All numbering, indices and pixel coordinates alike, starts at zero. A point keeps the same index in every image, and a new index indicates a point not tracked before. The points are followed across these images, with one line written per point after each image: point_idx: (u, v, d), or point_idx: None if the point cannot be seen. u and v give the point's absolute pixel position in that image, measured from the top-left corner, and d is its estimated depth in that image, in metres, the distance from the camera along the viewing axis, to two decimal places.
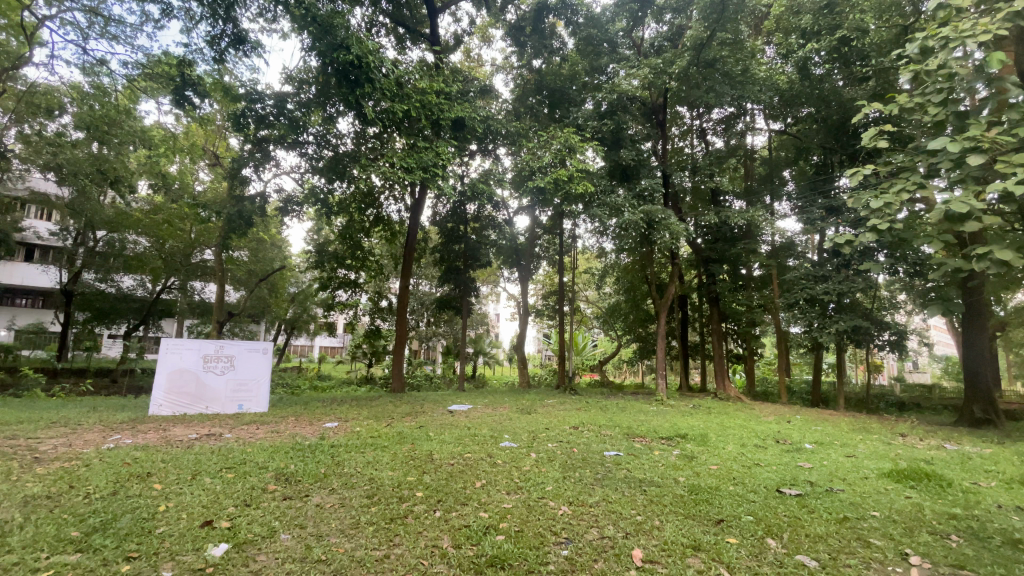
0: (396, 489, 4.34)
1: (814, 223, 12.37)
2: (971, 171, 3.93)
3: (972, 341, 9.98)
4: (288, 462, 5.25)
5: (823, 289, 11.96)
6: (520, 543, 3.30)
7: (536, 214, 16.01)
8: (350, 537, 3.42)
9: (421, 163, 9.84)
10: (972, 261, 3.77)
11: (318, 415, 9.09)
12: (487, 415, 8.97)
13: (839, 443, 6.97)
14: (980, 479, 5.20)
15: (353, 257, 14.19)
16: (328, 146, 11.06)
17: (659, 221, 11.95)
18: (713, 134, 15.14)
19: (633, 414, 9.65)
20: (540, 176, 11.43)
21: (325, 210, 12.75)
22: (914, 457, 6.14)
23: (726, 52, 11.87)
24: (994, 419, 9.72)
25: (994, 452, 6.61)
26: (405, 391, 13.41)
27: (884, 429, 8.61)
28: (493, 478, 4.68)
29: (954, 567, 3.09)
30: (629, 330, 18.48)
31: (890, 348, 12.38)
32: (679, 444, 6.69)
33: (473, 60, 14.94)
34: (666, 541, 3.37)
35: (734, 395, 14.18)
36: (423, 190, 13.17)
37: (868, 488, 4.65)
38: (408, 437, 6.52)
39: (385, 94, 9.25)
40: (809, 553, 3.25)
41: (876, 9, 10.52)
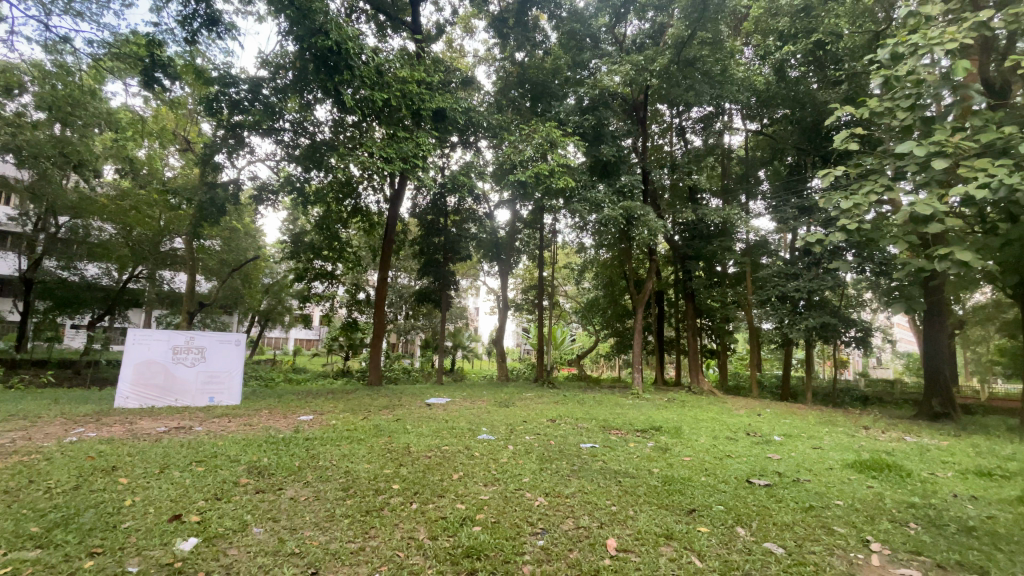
0: (373, 481, 4.32)
1: (787, 222, 12.68)
2: (936, 174, 4.09)
3: (931, 338, 10.43)
4: (261, 455, 5.17)
5: (794, 287, 12.33)
6: (496, 533, 3.31)
7: (517, 208, 16.03)
8: (325, 529, 3.39)
9: (401, 154, 9.72)
10: (934, 261, 3.97)
11: (293, 408, 8.94)
12: (466, 408, 8.98)
13: (807, 435, 7.20)
14: (937, 469, 5.46)
15: (330, 248, 13.95)
16: (305, 134, 10.93)
17: (638, 217, 12.09)
18: (692, 132, 15.35)
19: (610, 407, 9.80)
20: (520, 169, 11.44)
21: (301, 199, 12.45)
22: (876, 449, 6.40)
23: (706, 51, 12.08)
24: (952, 412, 10.10)
25: (951, 444, 6.93)
26: (381, 384, 13.32)
27: (848, 422, 8.95)
28: (471, 470, 4.68)
29: (912, 553, 3.24)
30: (607, 325, 18.71)
31: (856, 344, 12.81)
32: (654, 436, 6.82)
33: (455, 51, 14.76)
34: (640, 530, 3.44)
35: (707, 388, 14.52)
36: (404, 181, 12.99)
37: (833, 478, 4.83)
38: (385, 430, 6.47)
39: (364, 81, 9.12)
40: (776, 540, 3.37)
41: (849, 15, 10.47)
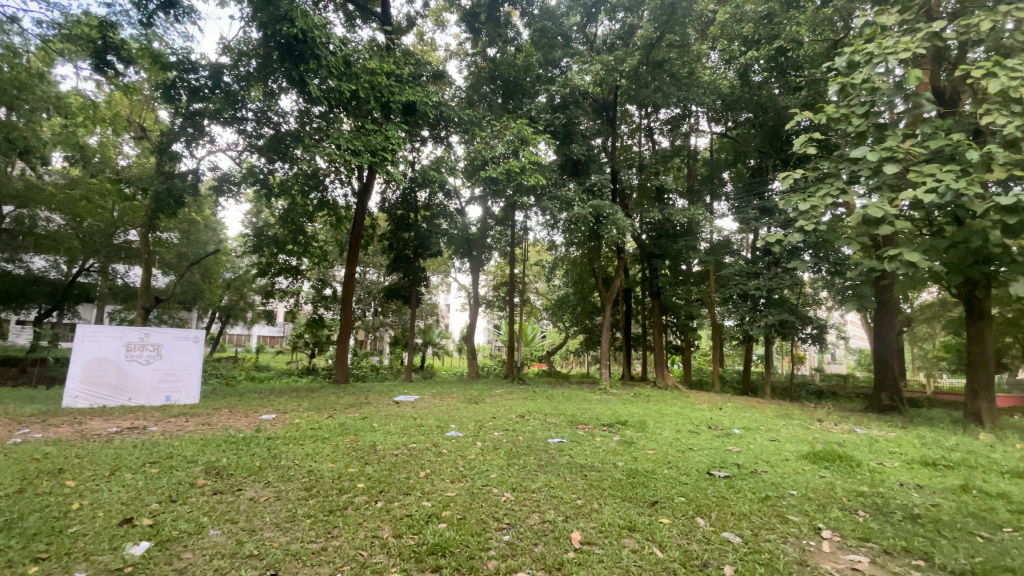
0: (337, 480, 4.23)
1: (749, 223, 13.11)
2: (886, 179, 4.41)
3: (880, 335, 10.98)
4: (219, 456, 4.98)
5: (754, 285, 12.75)
6: (462, 530, 3.31)
7: (488, 205, 15.99)
8: (286, 530, 3.31)
9: (369, 147, 9.55)
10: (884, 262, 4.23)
11: (254, 406, 8.67)
12: (435, 405, 8.91)
13: (765, 428, 7.48)
14: (886, 459, 5.76)
15: (294, 242, 13.60)
16: (269, 124, 10.58)
17: (607, 216, 12.25)
18: (660, 134, 15.66)
19: (577, 403, 9.93)
20: (492, 166, 11.41)
21: (265, 191, 12.07)
22: (829, 441, 6.71)
23: (674, 54, 12.33)
24: (899, 406, 10.57)
25: (898, 436, 7.32)
26: (348, 382, 13.07)
27: (804, 416, 9.33)
28: (438, 467, 4.65)
29: (860, 540, 3.42)
30: (576, 322, 18.92)
31: (812, 341, 13.34)
32: (619, 430, 6.95)
33: (426, 44, 14.57)
34: (604, 523, 3.49)
35: (672, 384, 14.86)
36: (373, 174, 12.74)
37: (788, 469, 5.03)
38: (350, 429, 6.33)
39: (332, 72, 8.89)
40: (734, 530, 3.48)
41: (810, 23, 10.79)
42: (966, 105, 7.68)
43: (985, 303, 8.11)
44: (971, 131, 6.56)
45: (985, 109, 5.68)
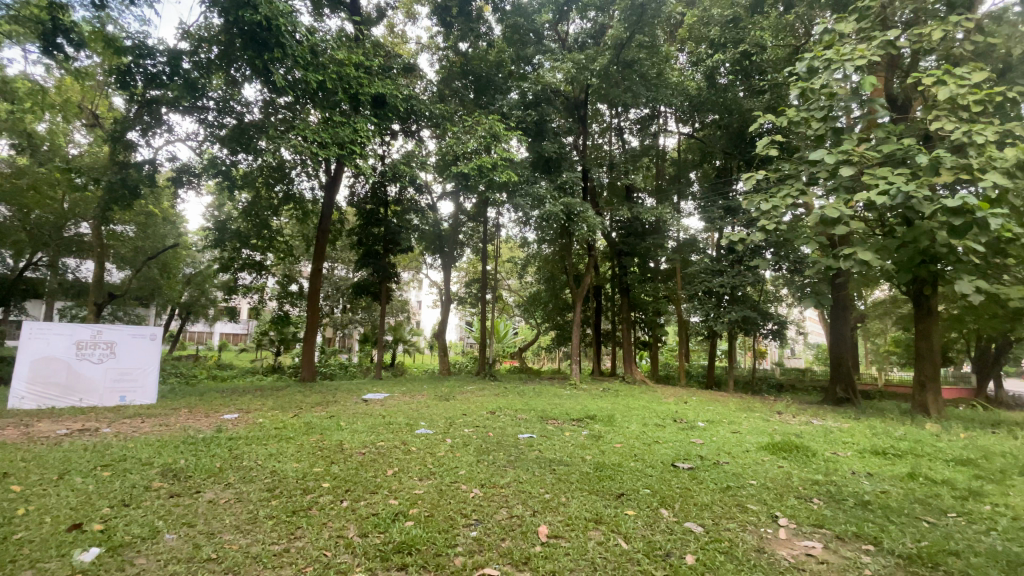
0: (301, 480, 4.14)
1: (714, 222, 13.46)
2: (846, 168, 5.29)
3: (835, 330, 11.46)
4: (177, 458, 4.78)
5: (719, 282, 13.10)
6: (429, 527, 3.29)
7: (460, 201, 15.89)
8: (246, 532, 3.22)
9: (337, 139, 9.33)
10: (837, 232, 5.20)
11: (216, 406, 8.39)
12: (404, 402, 8.83)
13: (727, 421, 7.73)
14: (840, 449, 6.03)
15: (259, 236, 13.19)
16: (231, 113, 10.22)
17: (578, 213, 12.35)
18: (630, 133, 15.91)
19: (548, 398, 10.02)
20: (463, 162, 11.33)
21: (227, 183, 11.67)
22: (787, 432, 6.99)
23: (644, 54, 12.49)
24: (853, 398, 11.05)
25: (851, 426, 7.68)
26: (315, 380, 12.81)
27: (765, 408, 9.69)
28: (406, 465, 4.62)
29: (814, 526, 3.57)
30: (548, 319, 19.07)
31: (772, 336, 13.81)
32: (588, 424, 7.06)
33: (397, 36, 14.33)
34: (571, 516, 3.54)
35: (640, 379, 15.15)
36: (341, 167, 12.46)
37: (748, 460, 5.22)
38: (316, 428, 6.21)
39: (298, 61, 8.68)
40: (696, 520, 3.58)
41: (773, 29, 11.00)
42: (916, 111, 8.11)
43: (931, 300, 8.58)
44: (920, 136, 6.95)
45: (933, 116, 6.03)
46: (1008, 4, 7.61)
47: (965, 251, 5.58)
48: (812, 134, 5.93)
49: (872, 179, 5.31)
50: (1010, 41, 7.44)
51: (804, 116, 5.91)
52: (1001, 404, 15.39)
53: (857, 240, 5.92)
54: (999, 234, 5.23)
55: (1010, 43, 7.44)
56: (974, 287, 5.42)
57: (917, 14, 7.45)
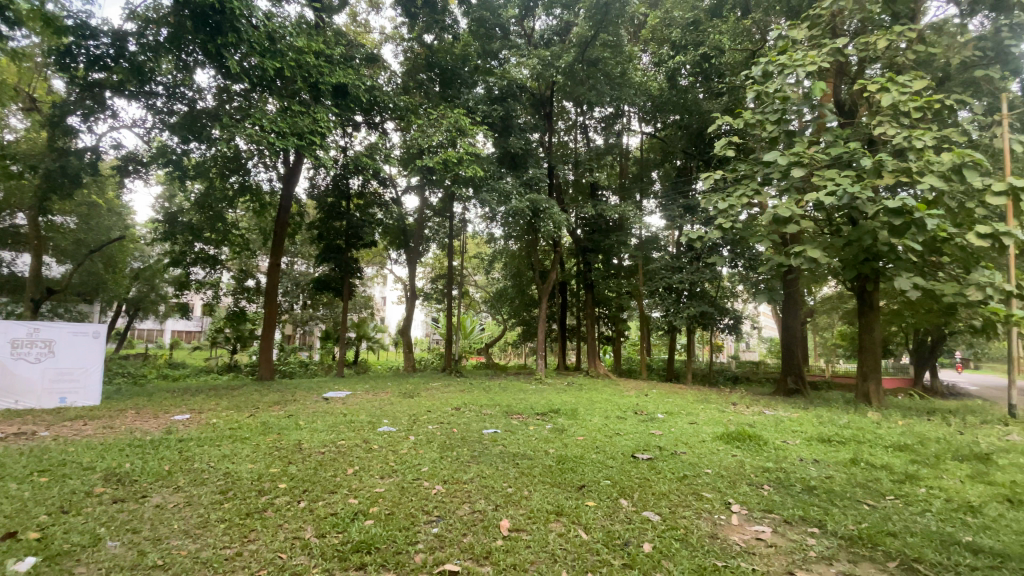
0: (257, 481, 4.02)
1: (674, 220, 13.81)
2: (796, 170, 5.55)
3: (786, 324, 11.99)
4: (123, 461, 4.54)
5: (679, 279, 13.50)
6: (390, 526, 3.25)
7: (425, 196, 15.68)
8: (196, 537, 3.10)
9: (296, 129, 9.04)
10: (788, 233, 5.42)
11: (165, 407, 8.01)
12: (367, 400, 8.67)
13: (685, 412, 7.98)
14: (789, 437, 6.33)
15: (212, 229, 12.62)
16: (182, 100, 9.74)
17: (544, 210, 12.41)
18: (595, 131, 16.12)
19: (513, 393, 10.06)
20: (428, 155, 11.19)
21: (178, 173, 11.13)
22: (741, 422, 7.28)
23: (608, 53, 12.64)
24: (802, 388, 11.59)
25: (800, 416, 8.07)
26: (273, 379, 12.43)
27: (721, 400, 10.04)
28: (367, 464, 4.54)
29: (764, 511, 3.74)
30: (514, 314, 19.14)
31: (729, 331, 14.32)
32: (551, 418, 7.15)
33: (359, 25, 13.99)
34: (533, 509, 3.58)
35: (604, 373, 15.42)
36: (300, 158, 12.08)
37: (704, 449, 5.41)
38: (274, 428, 6.03)
39: (254, 47, 8.37)
40: (653, 509, 3.69)
41: (731, 32, 11.36)
42: (863, 116, 8.54)
43: (873, 295, 9.10)
44: (866, 140, 7.34)
45: (877, 122, 6.38)
46: (946, 17, 8.10)
47: (904, 250, 5.95)
48: (768, 137, 6.14)
49: (821, 180, 5.58)
50: (947, 53, 7.93)
51: (759, 119, 6.16)
52: (933, 393, 16.56)
53: (808, 238, 6.20)
54: (934, 234, 5.60)
55: (946, 54, 7.94)
56: (911, 285, 5.82)
57: (864, 23, 7.83)
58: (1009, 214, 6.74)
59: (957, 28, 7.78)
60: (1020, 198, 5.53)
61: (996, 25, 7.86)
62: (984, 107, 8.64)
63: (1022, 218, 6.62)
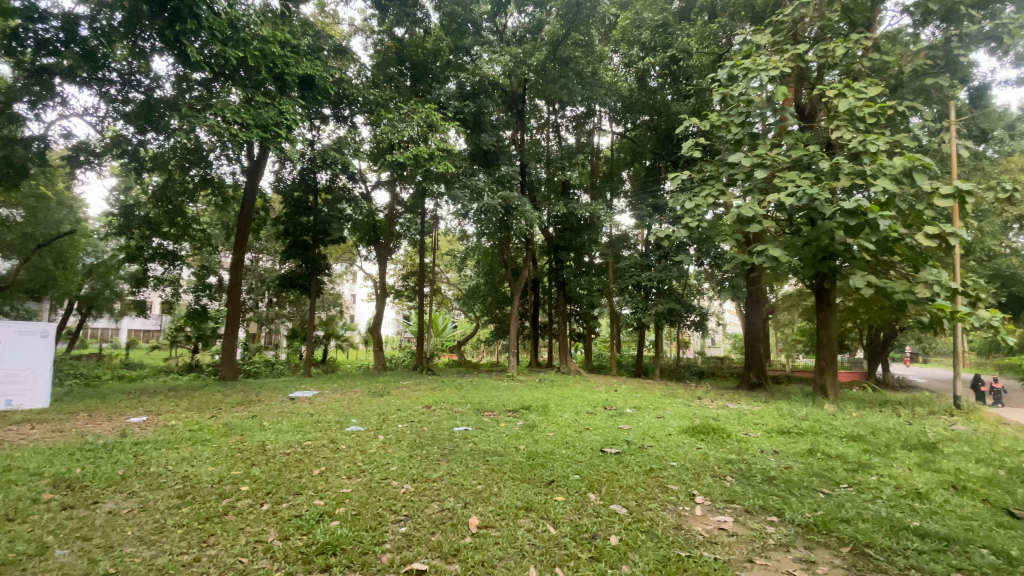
0: (217, 484, 3.89)
1: (644, 218, 14.06)
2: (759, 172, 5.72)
3: (750, 321, 12.37)
4: (72, 467, 4.32)
5: (647, 277, 13.76)
6: (356, 526, 3.21)
7: (396, 191, 15.46)
8: (151, 543, 2.98)
9: (260, 121, 8.75)
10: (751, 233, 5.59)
11: (120, 409, 7.65)
12: (334, 400, 8.50)
13: (653, 407, 8.15)
14: (751, 430, 6.55)
15: (171, 224, 12.12)
16: (139, 88, 9.30)
17: (516, 207, 12.43)
18: (567, 130, 16.23)
19: (485, 391, 10.04)
20: (399, 150, 11.01)
21: (134, 165, 10.66)
22: (706, 416, 7.48)
23: (579, 53, 12.73)
24: (764, 382, 11.98)
25: (762, 409, 8.35)
26: (236, 378, 12.04)
27: (687, 395, 10.29)
28: (334, 464, 4.46)
29: (727, 502, 3.86)
30: (487, 312, 19.12)
31: (695, 327, 14.68)
32: (523, 415, 7.18)
33: (327, 16, 13.64)
34: (502, 506, 3.59)
35: (575, 370, 15.57)
36: (265, 151, 11.72)
37: (670, 442, 5.55)
38: (236, 429, 5.86)
39: (215, 35, 8.04)
40: (620, 502, 3.76)
41: (698, 36, 11.59)
42: (822, 121, 8.89)
43: (830, 293, 9.47)
44: (824, 144, 7.64)
45: (835, 126, 6.64)
46: (900, 27, 8.48)
47: (859, 250, 6.24)
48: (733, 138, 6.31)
49: (782, 182, 5.78)
50: (901, 61, 8.32)
51: (725, 121, 6.34)
52: (885, 386, 17.44)
53: (770, 237, 6.41)
54: (885, 234, 5.89)
55: (900, 63, 8.31)
56: (864, 282, 6.11)
57: (823, 31, 8.14)
58: (954, 216, 7.15)
59: (911, 37, 8.16)
60: (963, 201, 5.87)
61: (945, 36, 8.28)
62: (933, 114, 9.10)
63: (966, 220, 7.02)
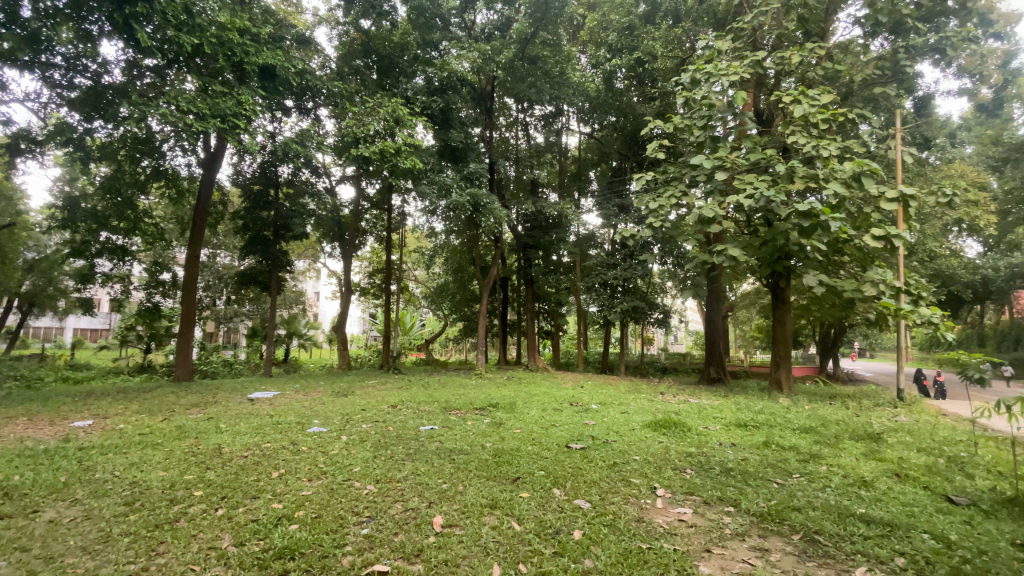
0: (169, 490, 3.74)
1: (610, 218, 14.27)
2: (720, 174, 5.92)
3: (711, 318, 12.75)
4: (9, 474, 4.06)
5: (614, 275, 14.01)
6: (316, 529, 3.14)
7: (362, 187, 15.16)
8: (95, 553, 2.84)
9: (217, 111, 8.42)
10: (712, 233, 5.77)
11: (63, 413, 7.22)
12: (296, 401, 8.27)
13: (618, 402, 8.31)
14: (711, 424, 6.76)
15: (121, 217, 11.47)
16: (85, 73, 8.77)
17: (484, 205, 12.40)
18: (535, 129, 16.30)
19: (452, 389, 9.99)
20: (364, 145, 10.80)
21: (79, 155, 10.06)
22: (669, 410, 7.68)
23: (547, 52, 12.80)
24: (723, 377, 12.39)
25: (721, 403, 8.64)
26: (192, 379, 11.55)
27: (651, 390, 10.53)
28: (294, 466, 4.35)
29: (686, 493, 3.98)
30: (455, 310, 19.03)
31: (659, 324, 15.04)
32: (490, 412, 7.19)
33: (290, 5, 13.23)
34: (466, 504, 3.58)
35: (542, 367, 15.69)
36: (223, 142, 11.29)
37: (634, 437, 5.66)
38: (191, 432, 5.63)
39: (168, 20, 7.65)
40: (584, 496, 3.81)
41: (663, 39, 11.69)
42: (779, 126, 9.25)
43: (785, 291, 9.86)
44: (781, 148, 7.95)
45: (791, 131, 6.92)
46: (852, 38, 8.90)
47: (812, 250, 6.53)
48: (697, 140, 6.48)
49: (741, 184, 6.00)
50: (851, 70, 8.74)
51: (688, 124, 6.52)
52: (836, 379, 18.31)
53: (730, 237, 6.63)
54: (836, 235, 6.19)
55: (851, 72, 8.73)
56: (817, 281, 6.41)
57: (780, 39, 8.43)
58: (898, 219, 7.58)
59: (861, 48, 8.56)
60: (907, 205, 6.23)
61: (894, 47, 8.72)
62: (880, 122, 9.59)
63: (909, 223, 7.45)
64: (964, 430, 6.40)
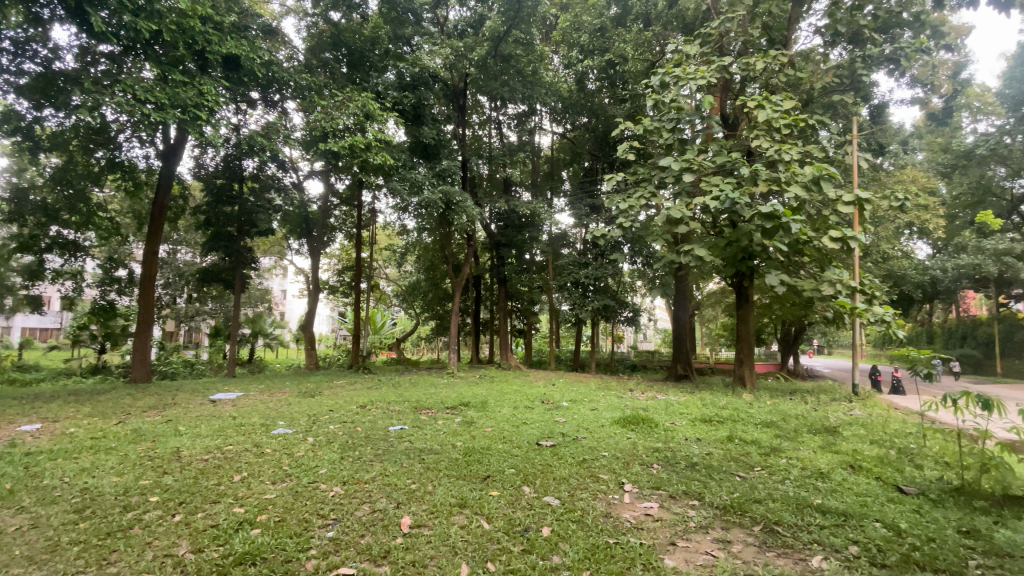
0: (123, 496, 3.58)
1: (582, 217, 14.42)
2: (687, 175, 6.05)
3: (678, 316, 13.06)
4: None
5: (585, 274, 14.18)
6: (279, 533, 3.07)
7: (331, 182, 14.85)
8: (40, 564, 2.69)
9: (177, 101, 8.11)
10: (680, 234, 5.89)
11: (5, 418, 6.78)
12: (261, 402, 8.01)
13: (588, 399, 8.39)
14: (678, 419, 6.92)
15: (73, 210, 10.90)
16: (33, 57, 8.29)
17: (457, 203, 12.33)
18: (508, 127, 16.30)
19: (423, 388, 9.90)
20: (333, 139, 10.57)
21: (28, 144, 9.52)
22: (637, 407, 7.81)
23: (520, 51, 12.82)
24: (690, 374, 12.69)
25: (687, 399, 8.85)
26: (150, 380, 11.06)
27: (621, 387, 10.69)
28: (257, 469, 4.23)
29: (653, 488, 4.07)
30: (427, 308, 18.86)
31: (629, 322, 15.29)
32: (461, 411, 7.17)
33: None
34: (435, 504, 3.57)
35: (515, 365, 15.73)
36: (184, 134, 10.86)
37: (603, 434, 5.74)
38: (147, 435, 5.40)
39: (124, 5, 7.32)
40: (553, 493, 3.85)
41: (634, 43, 11.65)
42: (744, 130, 9.54)
43: (748, 290, 10.17)
44: (745, 151, 8.19)
45: (755, 135, 7.14)
46: (813, 46, 9.24)
47: (774, 251, 6.77)
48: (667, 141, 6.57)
49: (708, 186, 6.17)
50: (811, 78, 9.07)
51: (658, 126, 6.64)
52: (796, 375, 19.02)
53: (697, 237, 6.80)
54: (797, 237, 6.42)
55: (811, 79, 9.07)
56: (778, 281, 6.65)
57: (746, 46, 8.68)
58: (853, 222, 7.93)
59: (821, 57, 8.90)
60: (862, 208, 6.51)
61: (852, 57, 9.09)
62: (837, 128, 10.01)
63: (863, 225, 7.79)
64: (913, 422, 6.75)
